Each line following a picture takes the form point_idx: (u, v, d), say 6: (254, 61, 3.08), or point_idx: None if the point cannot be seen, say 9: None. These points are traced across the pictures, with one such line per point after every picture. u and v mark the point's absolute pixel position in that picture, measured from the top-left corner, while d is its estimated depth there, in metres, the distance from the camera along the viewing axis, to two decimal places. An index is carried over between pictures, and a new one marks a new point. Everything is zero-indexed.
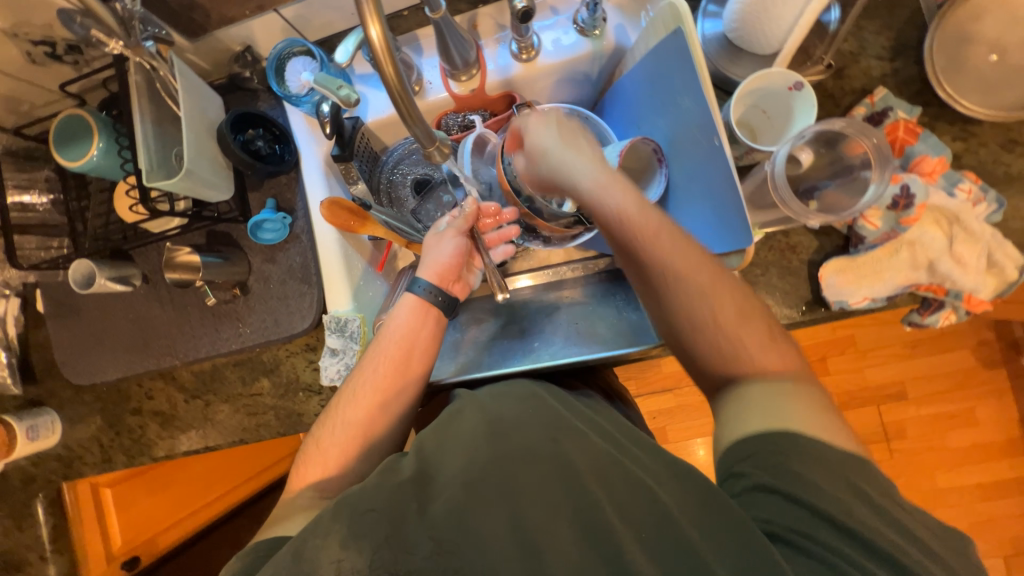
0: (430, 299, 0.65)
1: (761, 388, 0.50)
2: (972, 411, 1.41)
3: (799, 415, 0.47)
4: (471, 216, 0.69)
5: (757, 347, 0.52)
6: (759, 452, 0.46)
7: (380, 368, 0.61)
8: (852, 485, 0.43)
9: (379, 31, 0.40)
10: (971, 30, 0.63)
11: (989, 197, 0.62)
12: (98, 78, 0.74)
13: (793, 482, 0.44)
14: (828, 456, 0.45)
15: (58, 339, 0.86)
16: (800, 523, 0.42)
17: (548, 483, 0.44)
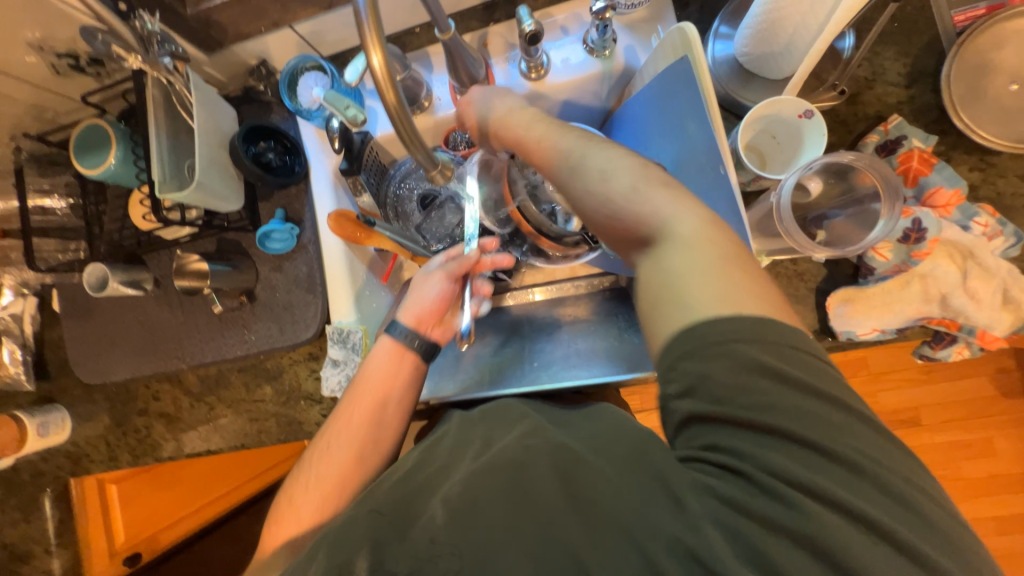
0: (406, 342, 0.65)
1: (660, 259, 0.42)
2: (989, 441, 1.36)
3: (702, 287, 0.39)
4: (465, 264, 0.66)
5: (665, 201, 0.43)
6: (667, 366, 0.40)
7: (356, 417, 0.62)
8: (761, 360, 0.37)
9: (380, 58, 0.40)
10: (991, 59, 0.62)
11: (1007, 232, 0.60)
12: (118, 89, 0.76)
13: (706, 399, 0.38)
14: (734, 330, 0.38)
15: (72, 338, 0.88)
16: (725, 440, 0.38)
17: (527, 487, 0.43)
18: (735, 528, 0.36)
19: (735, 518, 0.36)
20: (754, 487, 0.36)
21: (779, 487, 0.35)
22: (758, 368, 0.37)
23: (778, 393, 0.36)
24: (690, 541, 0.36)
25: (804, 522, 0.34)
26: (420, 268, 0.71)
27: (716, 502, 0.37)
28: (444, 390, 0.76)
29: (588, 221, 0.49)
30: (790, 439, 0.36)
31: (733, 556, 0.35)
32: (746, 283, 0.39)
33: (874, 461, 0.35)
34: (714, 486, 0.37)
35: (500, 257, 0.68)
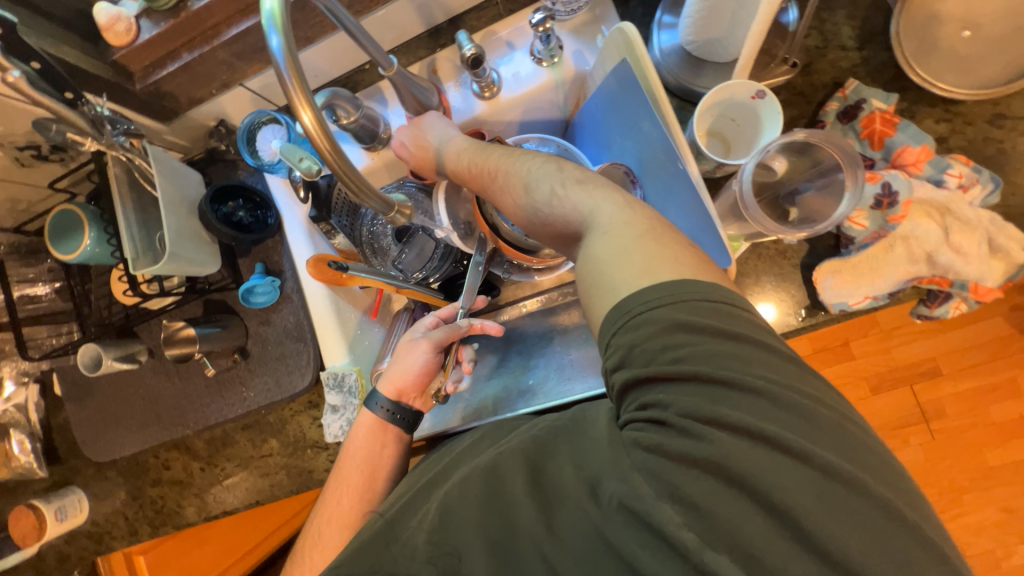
0: (387, 416, 0.65)
1: (588, 250, 0.46)
2: (1015, 381, 1.33)
3: (623, 267, 0.43)
4: (452, 335, 0.66)
5: (586, 200, 0.49)
6: (604, 338, 0.44)
7: (345, 501, 0.61)
8: (678, 319, 0.40)
9: (311, 116, 0.40)
10: (937, 9, 0.61)
11: (982, 178, 0.59)
12: (85, 171, 0.77)
13: (631, 360, 0.41)
14: (655, 299, 0.41)
15: (77, 420, 0.89)
16: (653, 395, 0.41)
17: (503, 482, 0.45)
18: (659, 471, 0.39)
19: (658, 461, 0.39)
20: (677, 433, 0.39)
21: (699, 430, 0.38)
22: (676, 327, 0.40)
23: (694, 344, 0.39)
24: (625, 495, 0.39)
25: (712, 453, 0.37)
26: (405, 334, 0.70)
27: (644, 452, 0.40)
28: (452, 422, 0.76)
29: (536, 230, 0.54)
30: (709, 384, 0.39)
31: (668, 507, 0.37)
32: (661, 254, 0.43)
33: (786, 395, 0.38)
34: (643, 436, 0.40)
35: (488, 324, 0.69)
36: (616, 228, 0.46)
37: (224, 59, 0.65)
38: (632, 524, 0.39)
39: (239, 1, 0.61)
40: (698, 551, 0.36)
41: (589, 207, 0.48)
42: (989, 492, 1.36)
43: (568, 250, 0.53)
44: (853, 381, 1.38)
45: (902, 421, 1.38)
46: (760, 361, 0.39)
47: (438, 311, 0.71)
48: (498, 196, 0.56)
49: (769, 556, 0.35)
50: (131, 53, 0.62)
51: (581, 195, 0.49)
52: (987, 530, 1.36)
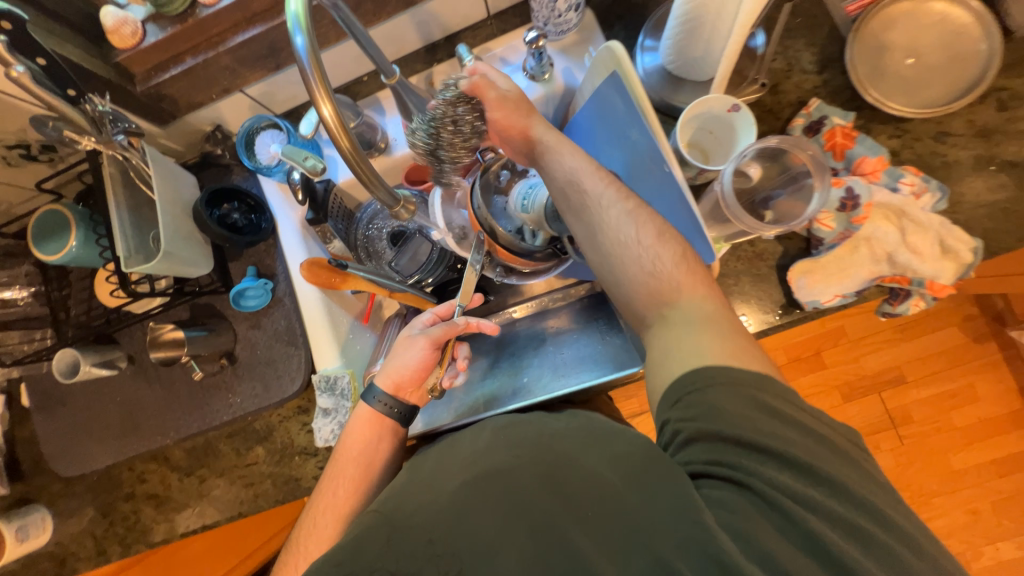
0: (385, 410, 0.65)
1: (680, 328, 0.52)
2: (972, 387, 1.42)
3: (710, 344, 0.50)
4: (449, 332, 0.66)
5: (682, 278, 0.54)
6: (679, 395, 0.49)
7: (342, 491, 0.61)
8: (765, 401, 0.47)
9: (330, 109, 0.43)
10: (884, 40, 0.69)
11: (932, 187, 0.66)
12: (74, 172, 0.77)
13: (716, 422, 0.46)
14: (743, 378, 0.47)
15: (46, 432, 0.85)
16: (730, 457, 0.45)
17: (525, 485, 0.50)
18: (739, 527, 0.43)
19: (737, 518, 0.43)
20: (750, 492, 0.44)
21: (782, 499, 0.43)
22: (765, 407, 0.46)
23: (779, 427, 0.45)
24: (700, 537, 0.42)
25: (791, 519, 0.42)
26: (401, 331, 0.70)
27: (720, 508, 0.44)
28: (442, 421, 0.76)
29: (621, 270, 0.57)
30: (791, 463, 0.44)
31: (736, 551, 0.41)
32: (736, 342, 0.51)
33: (857, 493, 0.43)
34: (724, 494, 0.44)
35: (484, 322, 0.70)
36: (708, 313, 0.53)
37: (227, 65, 0.67)
38: (691, 553, 0.42)
39: (246, 10, 0.63)
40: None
41: (686, 281, 0.54)
42: (957, 495, 1.42)
43: (647, 311, 0.56)
44: (826, 389, 1.44)
45: (873, 428, 1.44)
46: (821, 445, 0.45)
47: (434, 309, 0.72)
48: (583, 223, 0.59)
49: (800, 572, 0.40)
50: (134, 56, 0.63)
51: (676, 274, 0.54)
52: (955, 532, 1.42)
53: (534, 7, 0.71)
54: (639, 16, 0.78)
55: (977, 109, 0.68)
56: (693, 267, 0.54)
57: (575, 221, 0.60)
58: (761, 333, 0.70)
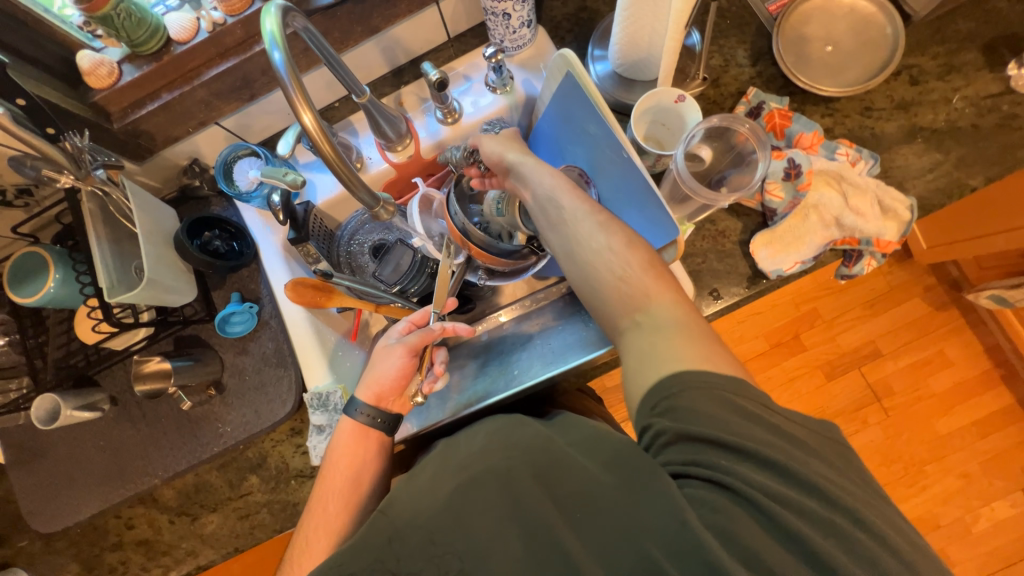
0: (368, 421, 0.66)
1: (654, 340, 0.54)
2: (943, 353, 1.49)
3: (682, 349, 0.52)
4: (424, 338, 0.68)
5: (651, 285, 0.56)
6: (656, 401, 0.51)
7: (331, 506, 0.61)
8: (736, 401, 0.49)
9: (312, 118, 0.47)
10: (803, 33, 0.78)
11: (864, 155, 0.73)
12: (51, 215, 0.77)
13: (692, 426, 0.48)
14: (717, 381, 0.49)
15: (22, 488, 0.81)
16: (711, 458, 0.47)
17: (519, 486, 0.49)
18: (720, 525, 0.45)
19: (719, 519, 0.45)
20: (730, 491, 0.46)
21: (760, 497, 0.45)
22: (739, 410, 0.49)
23: (751, 428, 0.48)
24: (684, 537, 0.45)
25: (766, 513, 0.45)
26: (379, 341, 0.72)
27: (703, 505, 0.46)
28: (435, 420, 0.77)
29: (595, 287, 0.59)
30: (764, 460, 0.46)
31: (720, 548, 0.44)
32: (708, 348, 0.52)
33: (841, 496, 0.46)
34: (706, 493, 0.46)
35: (460, 326, 0.71)
36: (679, 319, 0.54)
37: (203, 97, 0.70)
38: (677, 553, 0.45)
39: (219, 45, 0.67)
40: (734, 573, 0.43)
41: (655, 285, 0.56)
42: (947, 460, 1.46)
43: (615, 321, 0.58)
44: (809, 369, 1.49)
45: (859, 403, 1.49)
46: (787, 444, 0.48)
47: (410, 316, 0.73)
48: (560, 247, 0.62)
49: (770, 560, 0.43)
50: (111, 95, 0.66)
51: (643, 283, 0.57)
52: (952, 497, 1.45)
53: (490, 26, 0.77)
54: (588, 29, 0.85)
55: (893, 85, 0.76)
56: (660, 276, 0.56)
57: (550, 232, 0.63)
58: (733, 305, 0.74)
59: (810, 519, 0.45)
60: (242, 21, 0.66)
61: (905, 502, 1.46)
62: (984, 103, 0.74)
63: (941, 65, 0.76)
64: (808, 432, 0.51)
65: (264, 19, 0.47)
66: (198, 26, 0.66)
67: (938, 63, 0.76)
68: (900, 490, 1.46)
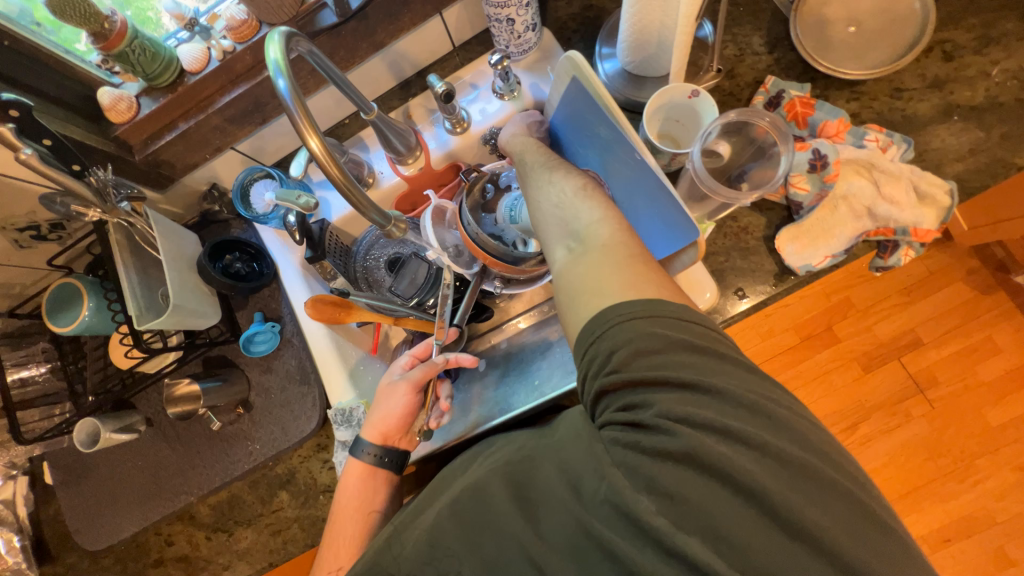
0: (375, 461, 0.69)
1: (583, 263, 0.50)
2: (990, 339, 1.40)
3: (609, 276, 0.48)
4: (428, 373, 0.69)
5: (588, 212, 0.52)
6: (584, 347, 0.48)
7: (343, 553, 0.65)
8: (657, 329, 0.44)
9: (318, 142, 0.47)
10: (823, 16, 0.74)
11: (896, 140, 0.69)
12: (82, 246, 0.80)
13: (611, 370, 0.45)
14: (633, 310, 0.45)
15: (69, 508, 0.84)
16: (632, 399, 0.45)
17: (492, 502, 0.48)
18: (636, 466, 0.43)
19: (641, 461, 0.43)
20: (654, 433, 0.43)
21: (678, 431, 0.42)
22: (657, 335, 0.44)
23: (668, 353, 0.44)
24: (608, 494, 0.43)
25: (690, 450, 0.41)
26: (382, 379, 0.73)
27: (626, 450, 0.44)
28: (458, 432, 0.77)
29: (541, 223, 0.56)
30: (681, 388, 0.43)
31: (656, 512, 0.41)
32: (639, 270, 0.48)
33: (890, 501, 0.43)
34: (623, 435, 0.44)
35: (463, 358, 0.72)
36: (607, 240, 0.50)
37: (217, 124, 0.71)
38: (616, 525, 0.43)
39: (230, 72, 0.68)
40: (669, 535, 0.40)
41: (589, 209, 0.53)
42: (1002, 453, 1.37)
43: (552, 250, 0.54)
44: (844, 361, 1.42)
45: (899, 395, 1.42)
46: (788, 413, 0.43)
47: (412, 351, 0.75)
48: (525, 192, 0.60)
49: (697, 502, 0.41)
50: (130, 128, 0.68)
51: (582, 208, 0.53)
52: (1008, 492, 1.36)
53: (495, 33, 0.76)
54: (594, 27, 0.83)
55: (925, 62, 0.71)
56: (594, 199, 0.53)
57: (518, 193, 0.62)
58: (761, 304, 0.71)
59: (865, 541, 0.40)
60: (250, 47, 0.67)
61: (955, 498, 1.38)
62: None
63: (978, 37, 0.71)
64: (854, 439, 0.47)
65: (268, 47, 0.48)
66: (208, 55, 0.67)
67: (974, 35, 0.71)
68: (949, 486, 1.38)
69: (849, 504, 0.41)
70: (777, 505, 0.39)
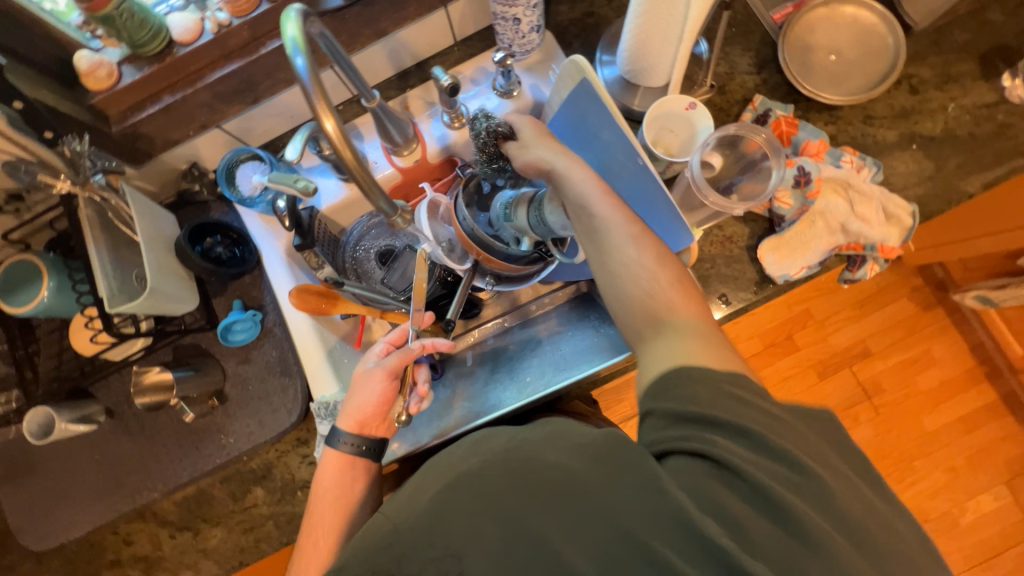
0: (352, 450, 0.66)
1: (672, 345, 0.51)
2: (929, 351, 1.52)
3: (694, 352, 0.50)
4: (404, 359, 0.68)
5: (672, 295, 0.55)
6: (662, 385, 0.48)
7: (322, 544, 0.61)
8: (741, 393, 0.46)
9: (334, 124, 0.46)
10: (807, 43, 0.79)
11: (868, 163, 0.74)
12: (42, 221, 0.74)
13: (689, 407, 0.45)
14: (717, 373, 0.47)
15: (11, 506, 0.78)
16: (706, 438, 0.44)
17: (499, 493, 0.45)
18: (706, 492, 0.41)
19: (713, 497, 0.41)
20: (724, 471, 0.42)
21: (751, 470, 0.41)
22: (739, 399, 0.45)
23: (748, 413, 0.45)
24: (665, 509, 0.41)
25: (757, 490, 0.41)
26: (358, 367, 0.72)
27: (691, 479, 0.42)
28: (442, 428, 0.76)
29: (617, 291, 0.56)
30: (760, 442, 0.43)
31: (721, 531, 0.40)
32: (726, 356, 0.50)
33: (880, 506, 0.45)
34: (692, 466, 0.43)
35: (439, 342, 0.71)
36: (694, 325, 0.53)
37: (205, 101, 0.68)
38: (672, 537, 0.40)
39: (224, 47, 0.65)
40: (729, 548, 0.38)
41: (680, 299, 0.54)
42: (935, 455, 1.50)
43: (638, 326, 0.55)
44: (802, 368, 1.52)
45: (850, 401, 1.52)
46: (790, 428, 0.45)
47: (387, 337, 0.73)
48: (593, 244, 0.57)
49: (748, 519, 0.40)
50: (110, 97, 0.63)
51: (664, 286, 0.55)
52: (939, 491, 1.49)
53: (499, 30, 0.76)
54: (594, 34, 0.85)
55: (894, 94, 0.78)
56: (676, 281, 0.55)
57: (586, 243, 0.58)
58: (742, 310, 0.75)
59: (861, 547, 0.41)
60: (248, 23, 0.64)
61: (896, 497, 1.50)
62: (981, 112, 0.76)
63: (939, 74, 0.78)
64: (842, 441, 0.49)
65: (284, 25, 0.46)
66: (202, 27, 0.64)
67: (936, 72, 0.78)
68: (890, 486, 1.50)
69: (848, 507, 0.42)
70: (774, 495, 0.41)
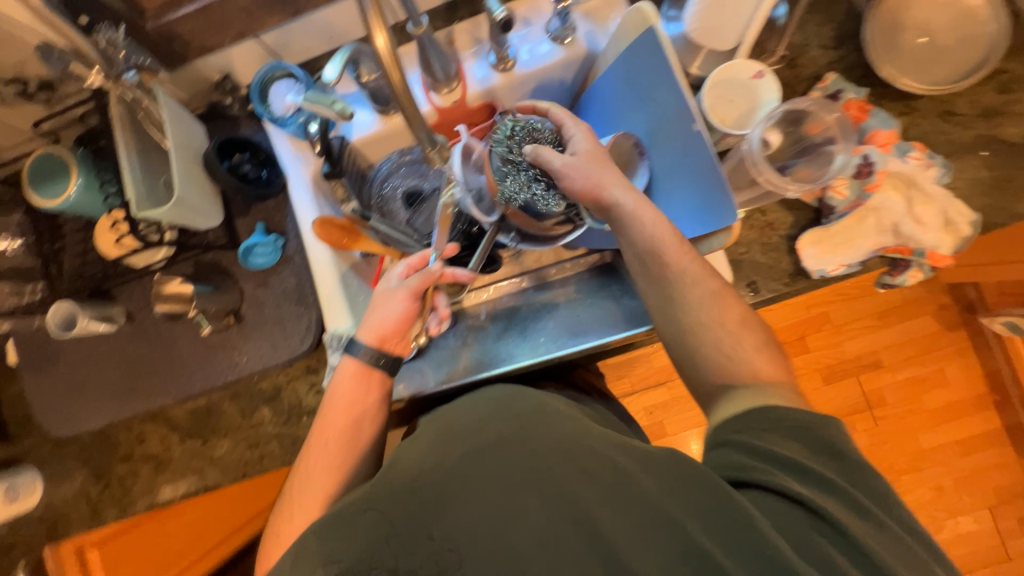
0: (370, 361, 0.66)
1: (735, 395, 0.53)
2: (942, 371, 1.49)
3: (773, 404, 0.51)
4: (425, 281, 0.68)
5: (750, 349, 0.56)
6: (745, 424, 0.50)
7: (333, 443, 0.63)
8: (830, 442, 0.48)
9: (385, 40, 0.43)
10: (896, 21, 0.72)
11: (937, 162, 0.69)
12: (73, 115, 0.73)
13: (776, 449, 0.47)
14: (806, 418, 0.49)
15: (33, 392, 0.81)
16: (794, 482, 0.46)
17: (502, 455, 0.48)
18: (797, 533, 0.43)
19: (801, 538, 0.43)
20: (812, 514, 0.44)
21: (841, 518, 0.43)
22: (828, 450, 0.48)
23: (831, 466, 0.47)
24: (751, 537, 0.42)
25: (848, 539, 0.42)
26: (380, 283, 0.71)
27: (778, 517, 0.44)
28: (456, 369, 0.78)
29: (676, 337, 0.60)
30: (847, 493, 0.45)
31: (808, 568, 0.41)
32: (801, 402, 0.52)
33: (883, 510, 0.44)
34: (780, 507, 0.45)
35: (460, 273, 0.72)
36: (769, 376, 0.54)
37: (244, 6, 0.66)
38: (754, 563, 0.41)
39: None
40: (796, 565, 0.41)
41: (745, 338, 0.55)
42: (926, 472, 1.49)
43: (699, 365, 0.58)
44: (809, 370, 1.50)
45: (853, 409, 1.50)
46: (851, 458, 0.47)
47: (408, 260, 0.71)
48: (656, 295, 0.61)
49: (834, 557, 0.42)
50: None
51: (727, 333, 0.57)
52: (921, 507, 1.49)
53: None
54: None
55: (981, 90, 0.71)
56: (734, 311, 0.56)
57: (647, 286, 0.61)
58: (770, 300, 0.71)
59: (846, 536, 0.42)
60: None
61: None
62: None
63: None
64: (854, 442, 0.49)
65: None
66: None
67: None
68: None
69: None
70: (834, 520, 0.43)
